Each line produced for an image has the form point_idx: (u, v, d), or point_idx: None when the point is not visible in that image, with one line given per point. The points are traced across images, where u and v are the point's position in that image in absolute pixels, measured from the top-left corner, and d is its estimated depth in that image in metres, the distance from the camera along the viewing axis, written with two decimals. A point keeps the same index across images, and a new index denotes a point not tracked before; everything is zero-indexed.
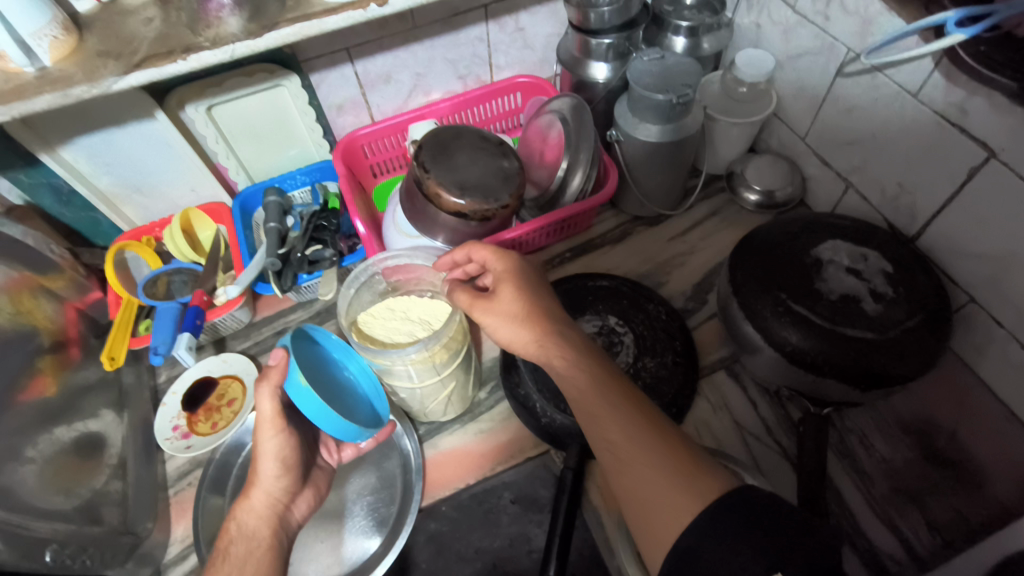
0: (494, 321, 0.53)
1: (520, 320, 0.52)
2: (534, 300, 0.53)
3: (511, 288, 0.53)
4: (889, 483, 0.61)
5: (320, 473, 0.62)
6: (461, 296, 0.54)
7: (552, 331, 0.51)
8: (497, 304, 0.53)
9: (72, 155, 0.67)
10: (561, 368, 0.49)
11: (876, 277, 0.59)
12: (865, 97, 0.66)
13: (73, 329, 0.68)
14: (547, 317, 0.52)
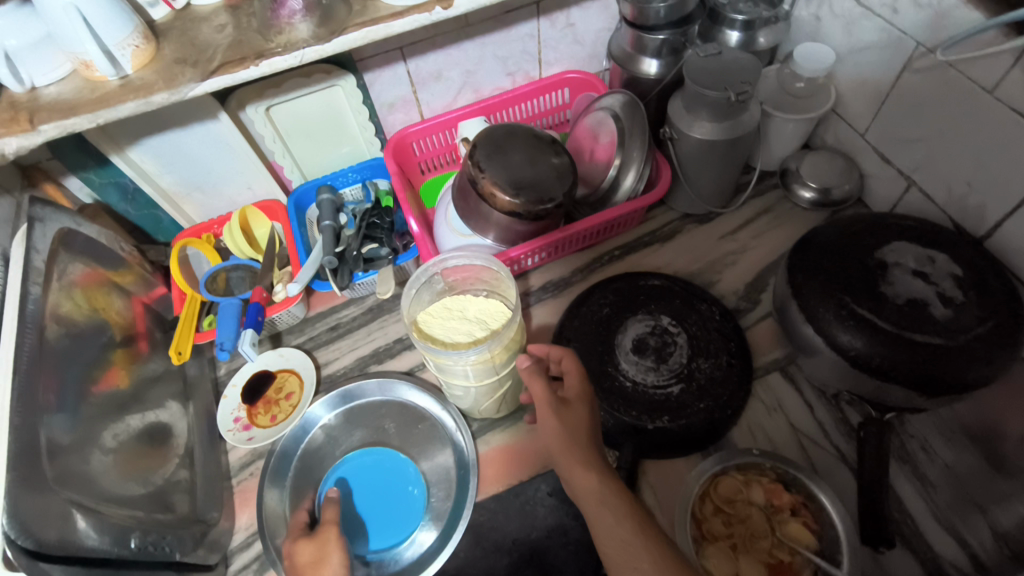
0: (562, 427, 0.54)
1: (584, 442, 0.53)
2: (594, 434, 0.55)
3: (586, 409, 0.56)
4: (952, 490, 0.60)
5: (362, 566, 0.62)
6: (539, 389, 0.56)
7: (605, 467, 0.53)
8: (570, 416, 0.55)
9: (139, 155, 0.69)
10: (605, 496, 0.50)
11: (945, 280, 0.57)
12: (933, 92, 0.64)
13: (141, 323, 0.70)
14: (599, 452, 0.54)
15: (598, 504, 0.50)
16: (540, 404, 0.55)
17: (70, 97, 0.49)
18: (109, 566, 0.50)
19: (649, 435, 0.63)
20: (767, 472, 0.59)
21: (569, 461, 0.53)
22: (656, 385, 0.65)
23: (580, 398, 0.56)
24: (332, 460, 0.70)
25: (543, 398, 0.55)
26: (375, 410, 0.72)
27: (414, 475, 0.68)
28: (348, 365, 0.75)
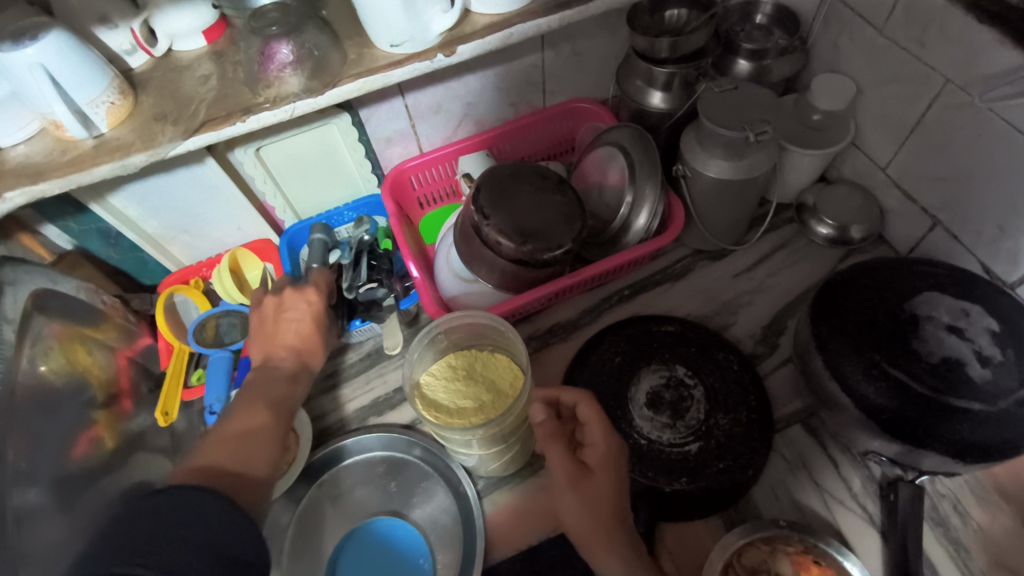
0: (584, 507, 0.50)
1: (609, 526, 0.49)
2: (621, 505, 0.50)
3: (611, 482, 0.50)
4: (990, 556, 0.56)
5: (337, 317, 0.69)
6: (556, 455, 0.51)
7: (633, 546, 0.50)
8: (592, 494, 0.50)
9: (120, 201, 0.65)
10: None
11: (981, 336, 0.54)
12: (963, 131, 0.60)
13: (126, 379, 0.66)
14: (626, 530, 0.50)
15: None
16: (559, 477, 0.51)
17: (39, 160, 0.45)
18: None
19: (666, 498, 0.59)
20: (795, 542, 0.55)
21: (591, 547, 0.50)
22: (673, 442, 0.62)
23: (604, 467, 0.51)
24: (330, 522, 0.66)
25: (562, 468, 0.51)
26: (374, 467, 0.68)
27: (424, 547, 0.63)
28: (343, 418, 0.70)
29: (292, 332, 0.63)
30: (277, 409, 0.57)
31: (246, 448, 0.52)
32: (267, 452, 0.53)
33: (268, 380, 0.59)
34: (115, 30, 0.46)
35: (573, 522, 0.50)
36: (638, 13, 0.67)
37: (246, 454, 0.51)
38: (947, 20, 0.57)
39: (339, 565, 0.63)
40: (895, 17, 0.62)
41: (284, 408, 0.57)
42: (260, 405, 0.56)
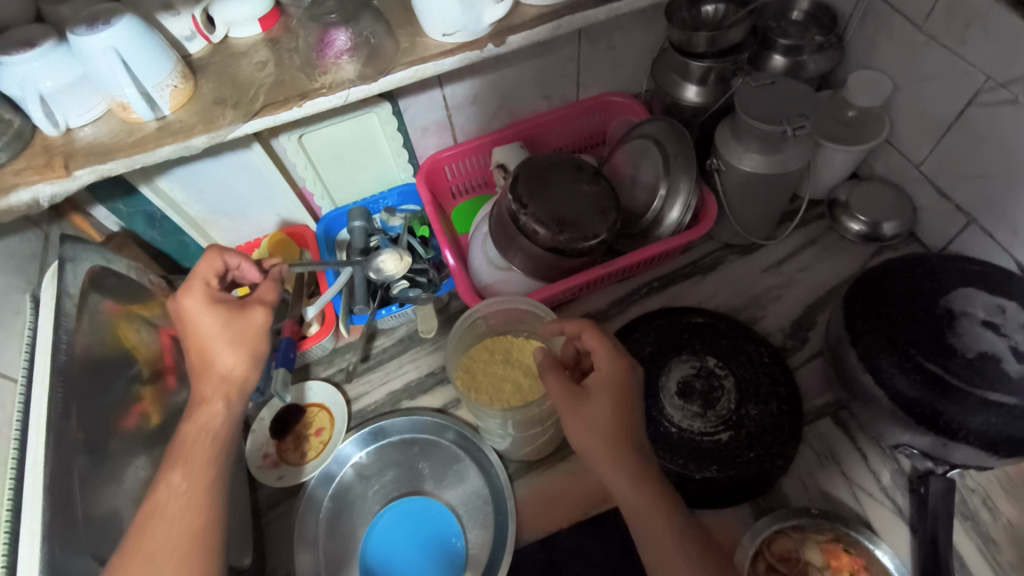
0: (584, 424, 0.48)
1: (613, 443, 0.47)
2: (626, 423, 0.48)
3: (610, 401, 0.48)
4: (1018, 550, 0.56)
5: (262, 290, 0.55)
6: (553, 383, 0.50)
7: (645, 468, 0.47)
8: (589, 410, 0.48)
9: (168, 184, 0.67)
10: (643, 506, 0.46)
11: (1018, 333, 0.54)
12: (1003, 128, 0.60)
13: (169, 357, 0.68)
14: (633, 452, 0.47)
15: (636, 513, 0.46)
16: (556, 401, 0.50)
17: (106, 140, 0.47)
18: None
19: (696, 486, 0.60)
20: (824, 530, 0.56)
21: (600, 466, 0.47)
22: (703, 431, 0.63)
23: (603, 387, 0.49)
24: (364, 501, 0.68)
25: (558, 392, 0.50)
26: (408, 448, 0.70)
27: (457, 526, 0.65)
28: (378, 400, 0.72)
29: (197, 348, 0.51)
30: (202, 464, 0.48)
31: (169, 545, 0.44)
32: (183, 538, 0.45)
33: (192, 428, 0.50)
34: (177, 17, 0.48)
35: (577, 444, 0.48)
36: (677, 8, 0.68)
37: (156, 547, 0.44)
38: (991, 18, 0.57)
39: (374, 539, 0.65)
40: (937, 14, 0.62)
41: (210, 452, 0.49)
42: (187, 463, 0.48)
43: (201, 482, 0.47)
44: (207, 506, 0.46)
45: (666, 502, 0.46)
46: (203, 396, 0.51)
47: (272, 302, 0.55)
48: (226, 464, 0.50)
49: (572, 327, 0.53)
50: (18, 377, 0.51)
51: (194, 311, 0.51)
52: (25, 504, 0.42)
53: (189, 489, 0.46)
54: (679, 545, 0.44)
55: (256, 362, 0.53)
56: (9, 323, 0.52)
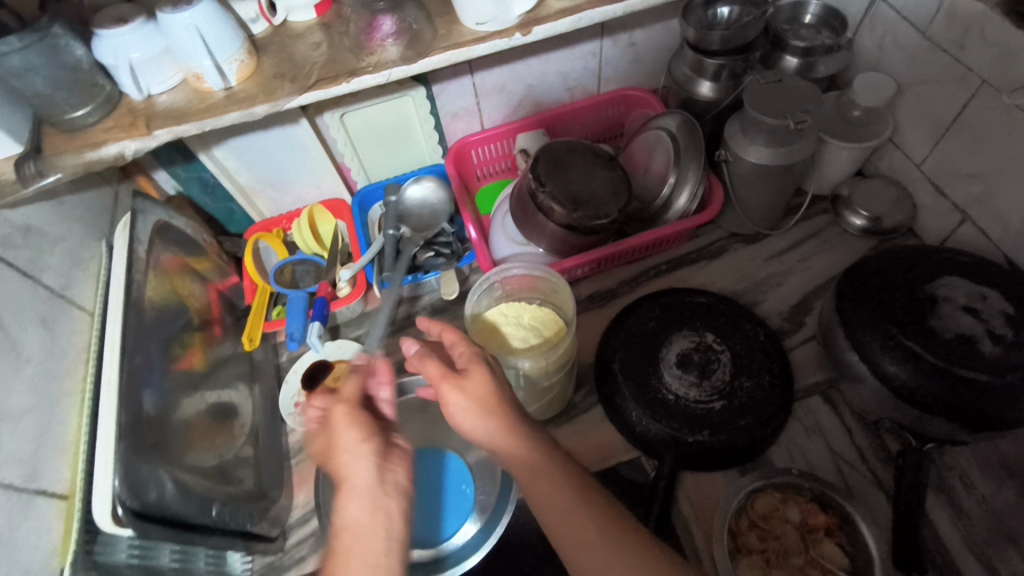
0: (465, 400, 0.49)
1: (494, 409, 0.49)
2: (504, 394, 0.50)
3: (484, 371, 0.51)
4: (989, 523, 0.60)
5: (348, 387, 0.52)
6: (430, 366, 0.51)
7: (520, 430, 0.49)
8: (466, 386, 0.50)
9: (222, 153, 0.74)
10: (541, 476, 0.48)
11: (995, 318, 0.59)
12: (996, 130, 0.64)
13: (216, 309, 0.74)
14: (511, 416, 0.49)
15: (535, 484, 0.48)
16: (435, 384, 0.51)
17: (182, 105, 0.54)
18: (195, 532, 0.53)
19: (689, 447, 0.65)
20: (805, 492, 0.62)
21: (492, 442, 0.49)
22: (698, 399, 0.67)
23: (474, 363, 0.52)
24: None
25: (438, 376, 0.51)
26: (428, 404, 0.77)
27: (467, 475, 0.71)
28: (400, 360, 0.79)
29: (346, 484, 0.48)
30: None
31: None
32: None
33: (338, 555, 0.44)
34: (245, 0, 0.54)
35: (464, 423, 0.50)
36: (693, 8, 0.73)
37: None
38: (986, 25, 0.61)
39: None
40: (938, 21, 0.66)
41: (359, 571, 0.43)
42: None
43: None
44: None
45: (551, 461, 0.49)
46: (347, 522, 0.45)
47: (349, 395, 0.51)
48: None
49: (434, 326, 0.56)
50: (94, 310, 0.59)
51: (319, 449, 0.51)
52: (103, 410, 0.49)
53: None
54: (575, 498, 0.47)
55: (359, 454, 0.47)
56: (86, 263, 0.60)
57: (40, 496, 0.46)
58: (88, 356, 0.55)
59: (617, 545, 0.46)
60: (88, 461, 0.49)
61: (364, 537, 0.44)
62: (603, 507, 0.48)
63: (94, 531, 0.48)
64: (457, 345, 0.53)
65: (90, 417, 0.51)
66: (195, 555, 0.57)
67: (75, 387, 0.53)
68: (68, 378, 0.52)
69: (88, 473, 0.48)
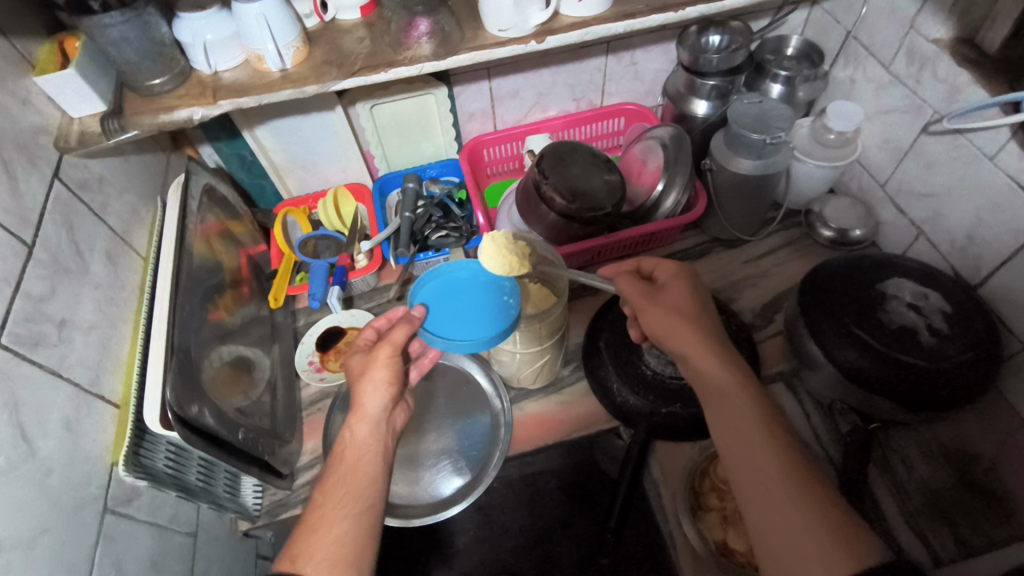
0: (665, 310, 0.59)
1: (692, 322, 0.58)
2: (712, 320, 0.59)
3: (681, 286, 0.62)
4: (924, 499, 0.69)
5: (404, 327, 0.58)
6: (633, 287, 0.62)
7: (718, 341, 0.57)
8: (665, 298, 0.61)
9: (263, 133, 0.83)
10: (737, 381, 0.53)
11: (935, 315, 0.67)
12: (946, 154, 0.73)
13: (245, 272, 0.81)
14: (715, 337, 0.57)
15: (723, 392, 0.53)
16: (637, 301, 0.61)
17: (243, 81, 0.63)
18: (225, 448, 0.60)
19: (662, 417, 0.71)
20: None
21: (684, 343, 0.57)
22: (674, 375, 0.73)
23: (672, 281, 0.62)
24: None
25: (638, 289, 0.62)
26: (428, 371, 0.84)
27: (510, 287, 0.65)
28: None
29: (365, 395, 0.56)
30: (374, 459, 0.54)
31: (338, 513, 0.49)
32: (349, 508, 0.50)
33: (344, 446, 0.54)
34: None
35: (660, 327, 0.59)
36: (687, 35, 0.83)
37: (306, 549, 0.47)
38: (937, 63, 0.70)
39: (426, 291, 0.65)
40: (899, 57, 0.76)
41: (355, 463, 0.53)
42: (342, 480, 0.52)
43: (338, 501, 0.50)
44: (369, 482, 0.52)
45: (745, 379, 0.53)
46: (350, 435, 0.55)
47: (400, 339, 0.57)
48: (362, 481, 0.52)
49: (635, 264, 0.67)
50: (146, 255, 0.67)
51: (353, 358, 0.59)
52: (154, 331, 0.57)
53: (329, 503, 0.50)
54: (759, 410, 0.51)
55: (378, 389, 0.56)
56: (143, 215, 0.68)
57: (99, 399, 0.53)
58: (142, 292, 0.63)
59: (781, 457, 0.47)
60: (139, 374, 0.56)
61: (367, 454, 0.54)
62: (777, 428, 0.49)
63: (142, 432, 0.55)
64: (656, 270, 0.65)
65: (142, 339, 0.59)
66: (216, 477, 0.64)
67: (130, 315, 0.60)
68: (124, 307, 0.60)
69: (140, 383, 0.56)
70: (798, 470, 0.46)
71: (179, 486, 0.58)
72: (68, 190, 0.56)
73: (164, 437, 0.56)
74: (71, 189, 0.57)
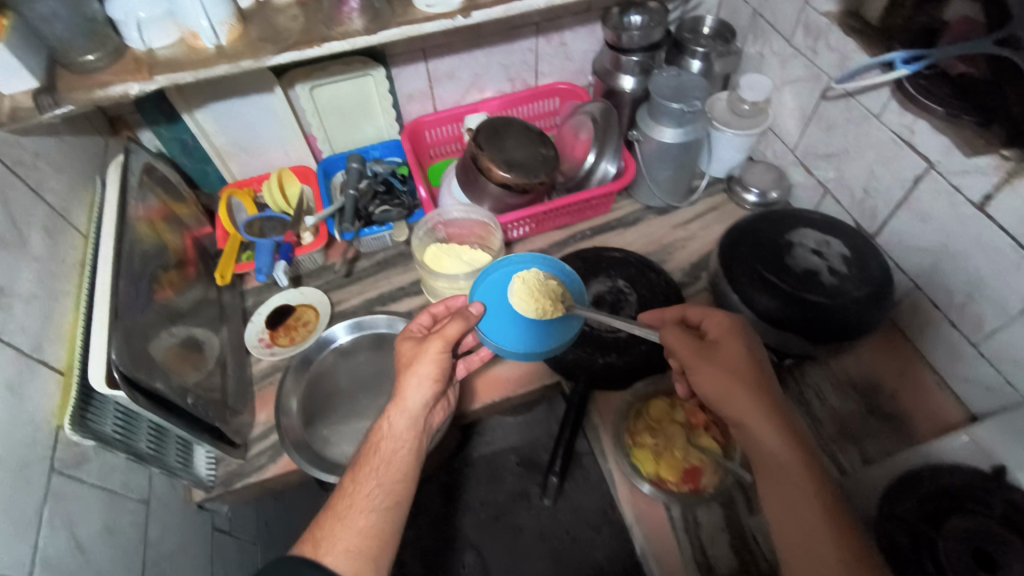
0: (719, 370, 0.57)
1: (748, 387, 0.55)
2: (767, 379, 0.56)
3: (734, 343, 0.58)
4: (836, 427, 0.75)
5: (456, 321, 0.63)
6: (684, 344, 0.59)
7: (769, 402, 0.55)
8: (719, 356, 0.58)
9: (203, 116, 0.85)
10: (794, 459, 0.51)
11: (835, 258, 0.74)
12: (841, 117, 0.80)
13: (191, 253, 0.82)
14: (772, 404, 0.54)
15: (780, 470, 0.51)
16: (690, 359, 0.58)
17: (177, 58, 0.65)
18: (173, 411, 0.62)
19: (600, 367, 0.76)
20: (690, 397, 0.76)
21: (738, 411, 0.55)
22: (609, 329, 0.79)
23: (726, 336, 0.59)
24: (338, 379, 0.85)
25: (689, 346, 0.59)
26: (377, 341, 0.87)
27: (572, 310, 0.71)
28: (356, 305, 0.90)
29: (407, 389, 0.62)
30: (406, 451, 0.59)
31: (367, 500, 0.55)
32: (376, 500, 0.55)
33: (379, 434, 0.61)
34: None
35: (712, 391, 0.57)
36: (609, 14, 0.88)
37: (333, 533, 0.52)
38: (829, 33, 0.78)
39: (483, 286, 0.73)
40: (798, 30, 0.84)
41: (389, 452, 0.59)
42: (374, 467, 0.57)
43: (369, 491, 0.55)
44: (399, 475, 0.57)
45: (796, 439, 0.52)
46: (387, 425, 0.61)
47: (449, 338, 0.62)
48: (394, 475, 0.57)
49: (684, 311, 0.65)
50: (86, 233, 0.67)
51: (404, 348, 0.65)
52: (97, 301, 0.59)
53: (361, 492, 0.55)
54: (819, 492, 0.49)
55: (419, 383, 0.62)
56: (81, 194, 0.69)
57: (42, 365, 0.54)
58: (83, 267, 0.64)
59: (835, 541, 0.47)
60: (83, 342, 0.58)
61: (401, 448, 0.60)
62: (838, 513, 0.48)
63: (89, 394, 0.56)
64: (709, 321, 0.61)
65: (85, 310, 0.60)
66: (166, 444, 0.66)
67: (71, 288, 0.61)
68: (65, 280, 0.61)
69: (84, 350, 0.57)
70: (854, 560, 0.46)
71: (131, 452, 0.59)
72: (2, 165, 0.57)
73: (112, 400, 0.57)
74: (5, 164, 0.57)
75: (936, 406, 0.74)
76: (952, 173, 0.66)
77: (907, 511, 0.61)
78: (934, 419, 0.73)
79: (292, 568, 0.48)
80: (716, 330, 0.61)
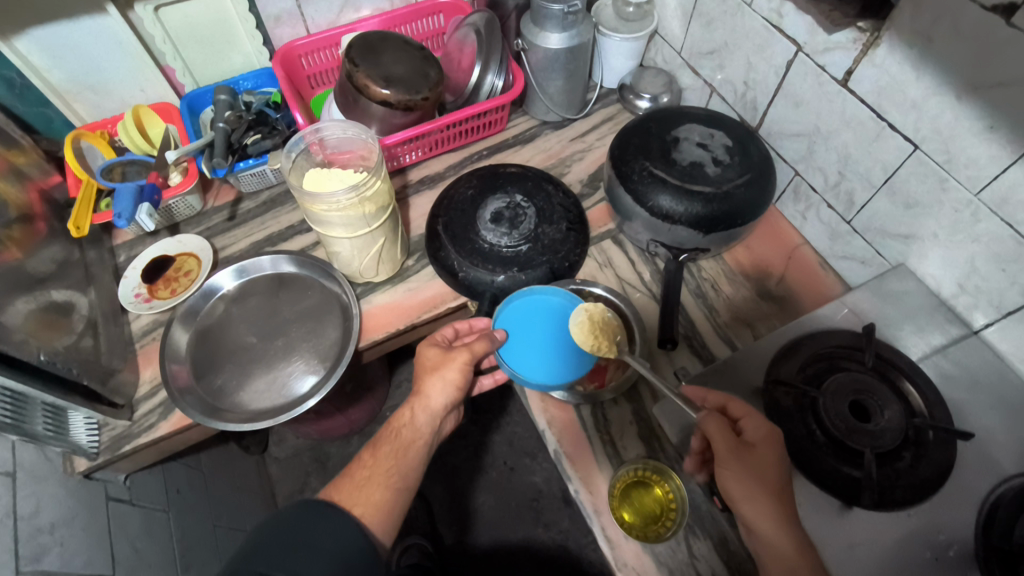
0: (749, 474, 0.52)
1: (776, 499, 0.52)
2: (788, 490, 0.53)
3: (773, 454, 0.54)
4: (731, 313, 0.78)
5: (484, 341, 0.63)
6: (720, 438, 0.54)
7: (793, 521, 0.52)
8: (754, 462, 0.53)
9: (26, 46, 0.74)
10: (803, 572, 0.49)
11: (719, 149, 0.74)
12: (717, 10, 0.81)
13: (39, 207, 0.72)
14: (792, 519, 0.52)
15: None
16: (721, 453, 0.54)
17: None
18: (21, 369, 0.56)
19: (501, 283, 0.75)
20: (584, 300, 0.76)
21: (757, 514, 0.51)
22: (508, 245, 0.76)
23: (764, 443, 0.54)
24: (227, 330, 0.78)
25: (724, 443, 0.54)
26: (267, 284, 0.81)
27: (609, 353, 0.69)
28: (243, 249, 0.84)
29: (428, 395, 0.64)
30: (420, 445, 0.62)
31: (379, 477, 0.59)
32: (388, 483, 0.59)
33: (398, 423, 0.63)
34: None
35: (738, 491, 0.52)
36: None
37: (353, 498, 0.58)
38: None
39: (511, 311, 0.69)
40: None
41: (404, 441, 0.62)
42: (392, 451, 0.61)
43: (385, 468, 0.60)
44: (413, 465, 0.61)
45: (807, 553, 0.51)
46: (408, 417, 0.63)
47: (476, 353, 0.63)
48: (408, 465, 0.61)
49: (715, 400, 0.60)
50: None
51: (427, 351, 0.66)
52: None
53: (379, 468, 0.60)
54: None
55: (444, 387, 0.64)
56: None
57: None
58: None
59: None
60: None
61: (419, 441, 0.62)
62: None
63: None
64: (746, 417, 0.56)
65: None
66: (30, 411, 0.59)
67: None
68: None
69: None
70: None
71: None
72: None
73: None
74: None
75: (816, 282, 0.79)
76: (817, 52, 0.68)
77: (791, 374, 0.64)
78: (813, 294, 0.78)
79: (315, 510, 0.55)
80: (753, 432, 0.55)
